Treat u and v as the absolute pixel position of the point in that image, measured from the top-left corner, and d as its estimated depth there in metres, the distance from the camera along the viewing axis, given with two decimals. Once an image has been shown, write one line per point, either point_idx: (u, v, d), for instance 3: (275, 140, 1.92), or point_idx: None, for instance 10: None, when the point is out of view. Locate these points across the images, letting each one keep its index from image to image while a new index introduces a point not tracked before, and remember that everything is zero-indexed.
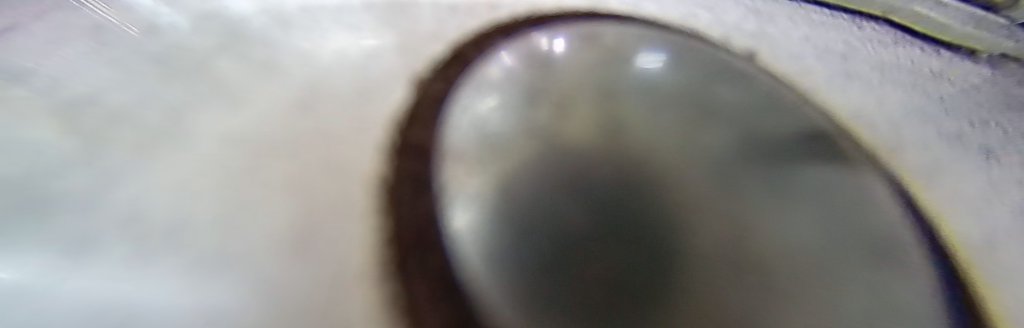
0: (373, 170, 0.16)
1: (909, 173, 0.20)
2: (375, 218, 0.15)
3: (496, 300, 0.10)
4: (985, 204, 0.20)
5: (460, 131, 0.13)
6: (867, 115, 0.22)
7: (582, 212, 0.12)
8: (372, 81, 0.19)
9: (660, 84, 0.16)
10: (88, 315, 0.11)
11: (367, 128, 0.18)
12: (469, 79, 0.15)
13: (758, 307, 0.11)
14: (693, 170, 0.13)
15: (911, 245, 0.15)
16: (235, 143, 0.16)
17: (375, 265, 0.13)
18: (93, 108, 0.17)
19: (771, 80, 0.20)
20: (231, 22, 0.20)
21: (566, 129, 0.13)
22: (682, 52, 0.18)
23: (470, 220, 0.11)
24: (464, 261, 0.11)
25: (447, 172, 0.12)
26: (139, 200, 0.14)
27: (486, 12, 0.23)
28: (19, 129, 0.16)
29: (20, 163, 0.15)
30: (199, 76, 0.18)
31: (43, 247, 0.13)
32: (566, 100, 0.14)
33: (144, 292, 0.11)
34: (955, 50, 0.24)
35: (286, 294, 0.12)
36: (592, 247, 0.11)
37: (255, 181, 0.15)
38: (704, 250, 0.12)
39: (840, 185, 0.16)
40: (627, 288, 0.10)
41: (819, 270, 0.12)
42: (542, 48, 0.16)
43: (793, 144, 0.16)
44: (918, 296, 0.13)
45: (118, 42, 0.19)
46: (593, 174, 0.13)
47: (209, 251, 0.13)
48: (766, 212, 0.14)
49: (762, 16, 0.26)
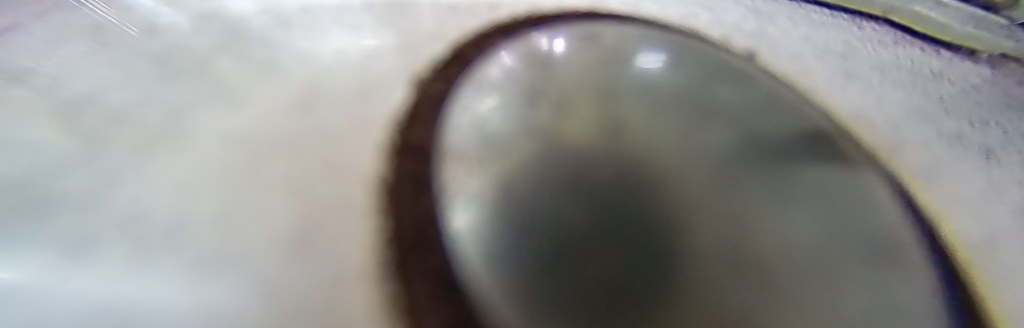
0: (373, 170, 0.16)
1: (909, 173, 0.20)
2: (375, 218, 0.15)
3: (496, 300, 0.10)
4: (985, 204, 0.20)
5: (460, 131, 0.13)
6: (867, 115, 0.22)
7: (582, 212, 0.12)
8: (372, 81, 0.19)
9: (660, 84, 0.16)
10: (88, 315, 0.11)
11: (367, 128, 0.18)
12: (469, 79, 0.15)
13: (758, 306, 0.11)
14: (692, 170, 0.13)
15: (911, 245, 0.15)
16: (235, 143, 0.16)
17: (375, 265, 0.13)
18: (93, 108, 0.17)
19: (771, 80, 0.20)
20: (231, 22, 0.20)
21: (566, 129, 0.13)
22: (682, 52, 0.18)
23: (470, 220, 0.11)
24: (464, 261, 0.11)
25: (447, 172, 0.12)
26: (140, 200, 0.14)
27: (486, 12, 0.23)
28: (19, 129, 0.16)
29: (20, 163, 0.15)
30: (199, 76, 0.18)
31: (44, 247, 0.12)
32: (565, 100, 0.14)
33: (144, 292, 0.11)
34: (955, 50, 0.24)
35: (286, 294, 0.12)
36: (592, 247, 0.11)
37: (255, 181, 0.15)
38: (705, 250, 0.12)
39: (839, 185, 0.16)
40: (627, 288, 0.10)
41: (819, 270, 0.12)
42: (542, 48, 0.16)
43: (793, 144, 0.16)
44: (918, 296, 0.13)
45: (118, 42, 0.19)
46: (594, 173, 0.13)
47: (209, 251, 0.13)
48: (766, 212, 0.14)
49: (762, 16, 0.26)
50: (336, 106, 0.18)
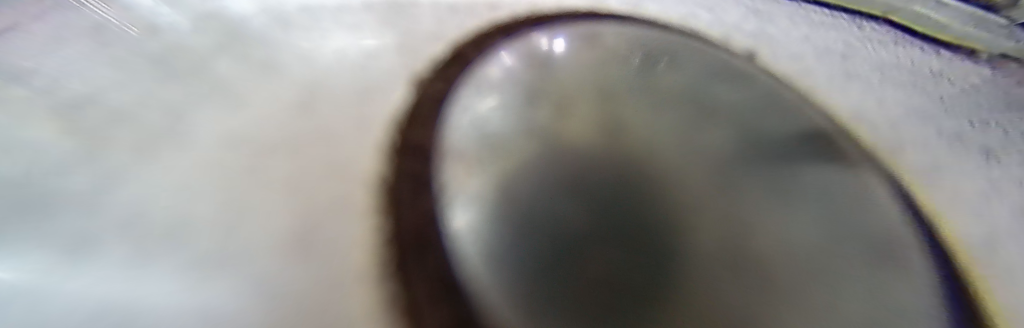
0: (373, 170, 0.16)
1: (910, 173, 0.20)
2: (375, 218, 0.15)
3: (496, 299, 0.10)
4: (984, 205, 0.20)
5: (460, 130, 0.13)
6: (868, 115, 0.22)
7: (583, 212, 0.12)
8: (371, 81, 0.19)
9: (660, 85, 0.16)
10: (87, 315, 0.11)
11: (367, 128, 0.18)
12: (470, 79, 0.15)
13: (758, 306, 0.11)
14: (692, 170, 0.13)
15: (913, 246, 0.15)
16: (236, 143, 0.16)
17: (375, 265, 0.13)
18: (93, 109, 0.17)
19: (772, 80, 0.19)
20: (231, 22, 0.20)
21: (566, 129, 0.13)
22: (682, 51, 0.18)
23: (470, 220, 0.11)
24: (464, 262, 0.11)
25: (447, 171, 0.12)
26: (139, 199, 0.14)
27: (486, 12, 0.23)
28: (18, 129, 0.16)
29: (20, 163, 0.15)
30: (200, 76, 0.18)
31: (45, 246, 0.13)
32: (565, 100, 0.14)
33: (144, 290, 0.11)
34: (955, 50, 0.24)
35: (286, 294, 0.12)
36: (593, 247, 0.11)
37: (255, 181, 0.15)
38: (705, 250, 0.12)
39: (841, 184, 0.16)
40: (627, 288, 0.10)
41: (818, 270, 0.12)
42: (542, 49, 0.16)
43: (793, 144, 0.16)
44: (919, 297, 0.13)
45: (118, 42, 0.19)
46: (594, 172, 0.13)
47: (209, 252, 0.13)
48: (766, 212, 0.14)
49: (762, 16, 0.26)
50: (336, 107, 0.18)
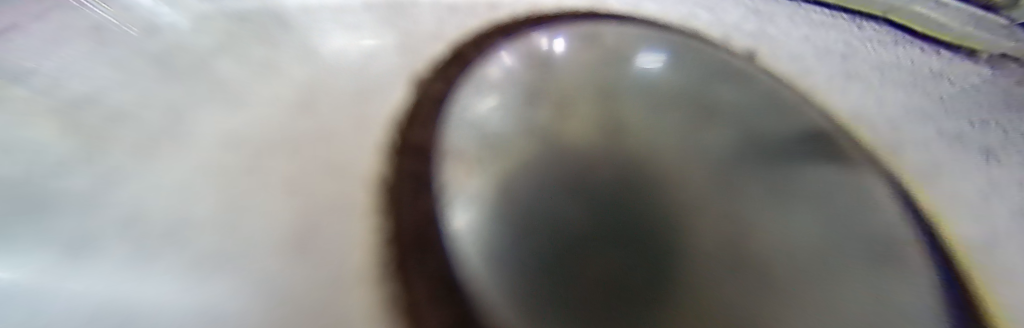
0: (373, 169, 0.16)
1: (911, 173, 0.20)
2: (374, 217, 0.15)
3: (496, 299, 0.10)
4: (985, 205, 0.20)
5: (461, 131, 0.13)
6: (868, 115, 0.22)
7: (582, 213, 0.12)
8: (371, 81, 0.19)
9: (660, 84, 0.16)
10: (85, 313, 0.11)
11: (366, 128, 0.17)
12: (470, 78, 0.15)
13: (759, 307, 0.11)
14: (692, 171, 0.13)
15: (913, 246, 0.15)
16: (237, 143, 0.16)
17: (374, 265, 0.13)
18: (92, 108, 0.17)
19: (772, 80, 0.19)
20: (232, 22, 0.20)
21: (566, 129, 0.13)
22: (682, 52, 0.18)
23: (470, 221, 0.11)
24: (464, 263, 0.10)
25: (447, 172, 0.12)
26: (141, 200, 0.14)
27: (485, 12, 0.23)
28: (19, 130, 0.16)
29: (20, 163, 0.15)
30: (200, 75, 0.18)
31: (43, 248, 0.13)
32: (566, 99, 0.14)
33: (144, 292, 0.12)
34: (955, 50, 0.24)
35: (285, 294, 0.12)
36: (592, 247, 0.11)
37: (255, 181, 0.15)
38: (705, 250, 0.12)
39: (841, 185, 0.16)
40: (627, 288, 0.10)
41: (814, 269, 0.12)
42: (542, 48, 0.17)
43: (792, 144, 0.16)
44: (919, 295, 0.13)
45: (118, 42, 0.19)
46: (594, 172, 0.13)
47: (208, 252, 0.13)
48: (767, 212, 0.14)
49: (762, 16, 0.26)
50: (336, 107, 0.18)
